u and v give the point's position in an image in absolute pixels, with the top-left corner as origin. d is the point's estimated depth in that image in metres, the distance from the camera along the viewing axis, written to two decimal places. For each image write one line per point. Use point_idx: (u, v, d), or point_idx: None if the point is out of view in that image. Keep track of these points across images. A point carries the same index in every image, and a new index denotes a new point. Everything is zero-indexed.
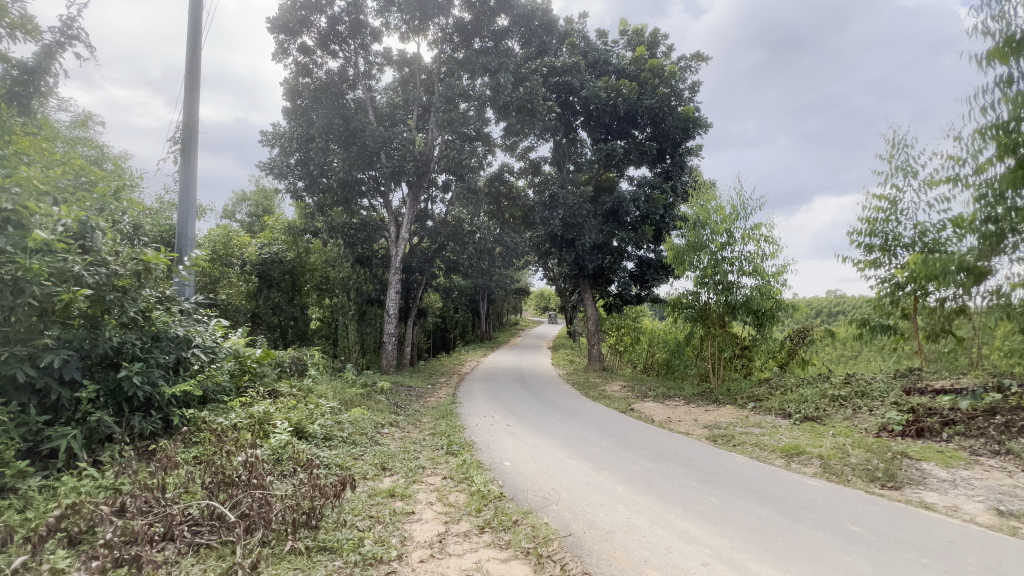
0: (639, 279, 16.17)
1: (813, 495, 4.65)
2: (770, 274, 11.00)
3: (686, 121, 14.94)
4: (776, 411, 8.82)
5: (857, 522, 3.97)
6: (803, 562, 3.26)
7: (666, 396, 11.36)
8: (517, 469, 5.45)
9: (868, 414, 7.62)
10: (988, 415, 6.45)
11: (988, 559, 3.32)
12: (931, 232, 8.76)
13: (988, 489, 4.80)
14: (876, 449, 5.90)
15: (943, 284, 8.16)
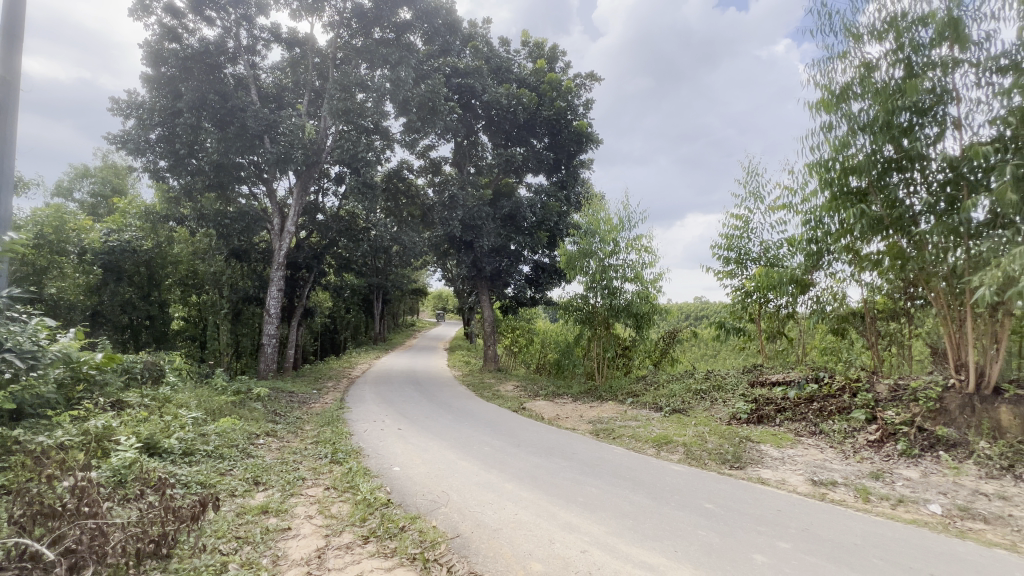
0: (533, 283, 16.73)
1: (676, 479, 5.22)
2: (648, 280, 12.11)
3: (581, 136, 15.87)
4: (650, 405, 9.74)
5: (711, 500, 4.54)
6: (666, 540, 3.63)
7: (555, 394, 11.95)
8: (407, 473, 5.31)
9: (722, 405, 8.78)
10: (808, 402, 7.78)
11: (805, 522, 4.01)
12: (772, 249, 10.32)
13: (807, 463, 5.82)
14: (727, 435, 6.82)
15: (778, 294, 9.72)
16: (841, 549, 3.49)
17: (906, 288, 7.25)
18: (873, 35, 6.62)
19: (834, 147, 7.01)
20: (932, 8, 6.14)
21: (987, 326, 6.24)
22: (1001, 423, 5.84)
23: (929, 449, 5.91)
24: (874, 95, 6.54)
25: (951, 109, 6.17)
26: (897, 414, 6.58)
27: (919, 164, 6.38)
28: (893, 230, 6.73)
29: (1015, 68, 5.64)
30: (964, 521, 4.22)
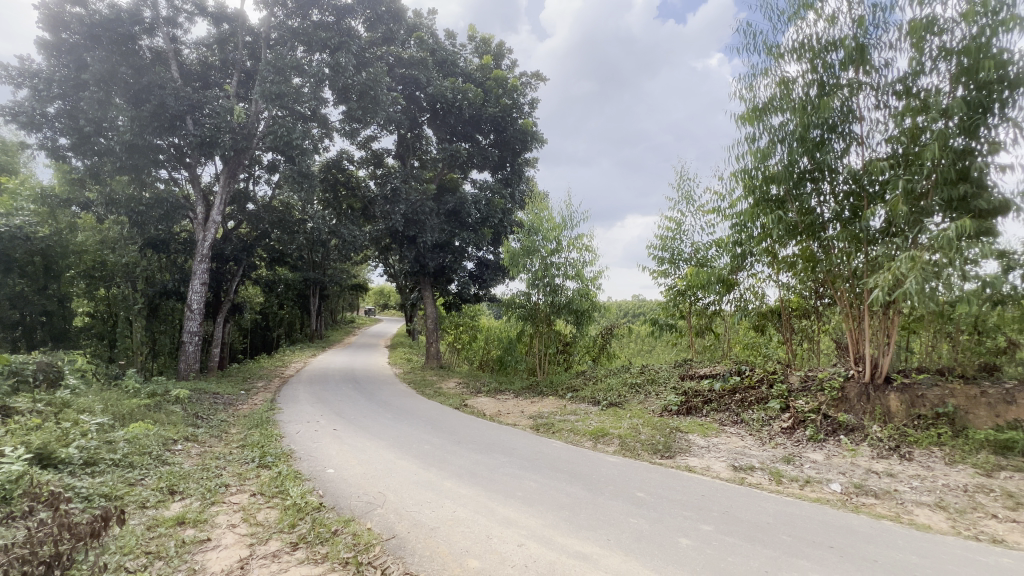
0: (477, 279, 16.67)
1: (611, 470, 5.42)
2: (589, 278, 12.44)
3: (526, 134, 15.98)
4: (588, 399, 10.04)
5: (642, 489, 4.75)
6: (599, 529, 3.76)
7: (497, 390, 12.00)
8: (341, 476, 5.10)
9: (655, 398, 9.22)
10: (731, 393, 8.36)
11: (726, 505, 4.31)
12: (702, 250, 10.94)
13: (729, 450, 6.26)
14: (658, 427, 7.18)
15: (706, 292, 10.34)
16: (757, 529, 3.78)
17: (815, 288, 7.96)
18: (792, 54, 7.18)
19: (757, 156, 7.55)
20: (842, 34, 6.77)
21: (881, 322, 7.01)
22: (891, 409, 6.60)
23: (832, 433, 6.56)
24: (793, 110, 7.12)
25: (855, 127, 6.84)
26: (806, 403, 7.24)
27: (829, 176, 7.01)
28: (805, 236, 7.36)
29: (908, 93, 6.35)
30: (858, 497, 4.72)
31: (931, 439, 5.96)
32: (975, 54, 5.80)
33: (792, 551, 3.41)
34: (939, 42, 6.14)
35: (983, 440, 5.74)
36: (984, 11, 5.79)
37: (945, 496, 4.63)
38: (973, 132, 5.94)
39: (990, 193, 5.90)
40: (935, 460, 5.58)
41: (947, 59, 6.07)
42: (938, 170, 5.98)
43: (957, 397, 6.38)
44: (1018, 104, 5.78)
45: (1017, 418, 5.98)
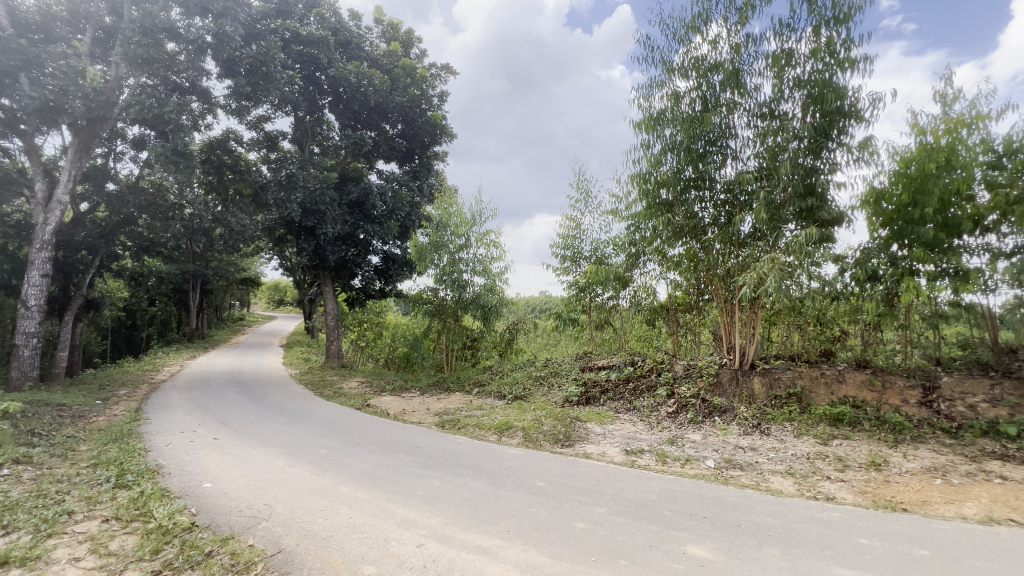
0: (382, 274, 16.03)
1: (513, 462, 5.54)
2: (495, 274, 12.58)
3: (436, 127, 15.82)
4: (494, 393, 10.16)
5: (542, 478, 4.91)
6: (500, 521, 3.81)
7: (403, 389, 11.67)
8: (220, 490, 4.58)
9: (558, 390, 9.63)
10: (625, 382, 8.99)
11: (618, 488, 4.61)
12: (603, 248, 11.60)
13: (622, 435, 6.72)
14: (560, 417, 7.49)
15: (605, 288, 10.99)
16: (644, 507, 4.10)
17: (697, 287, 8.79)
18: (681, 71, 7.85)
19: (651, 162, 8.15)
20: (722, 58, 7.56)
21: (747, 315, 8.00)
22: (754, 391, 7.57)
23: (708, 415, 7.35)
24: (681, 122, 7.80)
25: (731, 142, 7.69)
26: (688, 389, 8.04)
27: (709, 185, 7.83)
28: (689, 238, 8.06)
29: (771, 116, 7.28)
30: (727, 470, 5.34)
31: (784, 416, 6.94)
32: (822, 87, 6.83)
33: (673, 524, 3.74)
34: (795, 74, 7.12)
35: (821, 414, 6.82)
36: (827, 52, 6.85)
37: (793, 464, 5.41)
38: (818, 154, 7.00)
39: (829, 206, 7.00)
40: (786, 433, 6.51)
41: (800, 89, 7.05)
42: (792, 185, 6.96)
43: (803, 379, 7.50)
44: (850, 133, 6.92)
45: (846, 394, 7.17)
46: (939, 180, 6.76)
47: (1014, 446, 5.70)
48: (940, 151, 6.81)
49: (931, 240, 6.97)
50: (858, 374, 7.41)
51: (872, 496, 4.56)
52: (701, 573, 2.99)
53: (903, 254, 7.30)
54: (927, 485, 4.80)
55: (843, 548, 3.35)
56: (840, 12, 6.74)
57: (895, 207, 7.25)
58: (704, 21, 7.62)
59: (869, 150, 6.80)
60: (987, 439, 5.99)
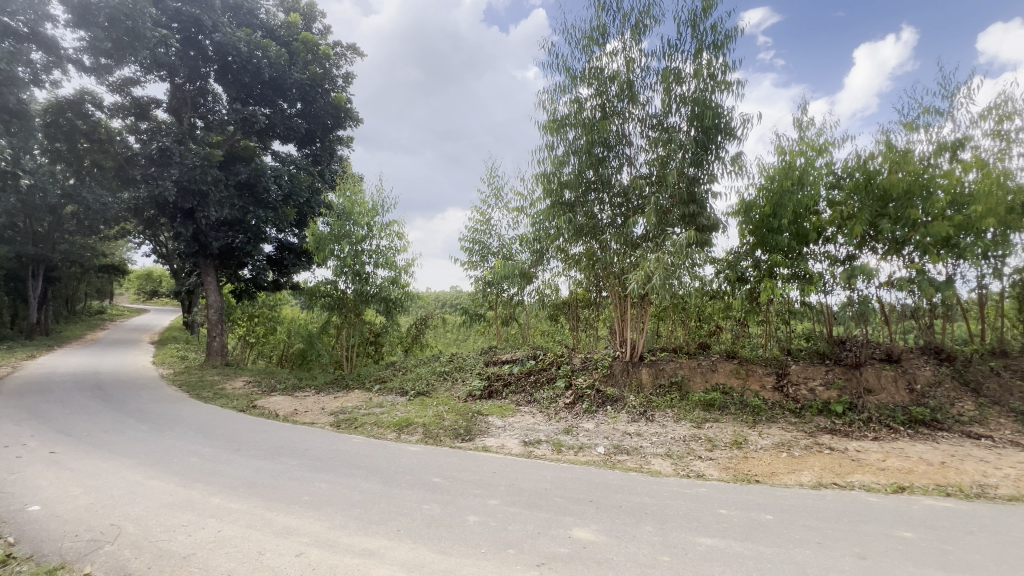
0: (276, 265, 14.75)
1: (410, 459, 5.40)
2: (401, 267, 12.19)
3: (338, 110, 14.91)
4: (396, 389, 9.87)
5: (438, 474, 4.86)
6: (390, 522, 3.68)
7: (296, 387, 10.87)
8: (51, 513, 3.87)
9: (461, 384, 9.64)
10: (527, 375, 9.25)
11: (513, 479, 4.71)
12: (509, 244, 11.79)
13: (521, 427, 6.89)
14: (462, 413, 7.47)
15: (510, 284, 11.22)
16: (535, 496, 4.22)
17: (595, 285, 9.25)
18: (584, 78, 8.19)
19: (555, 163, 8.42)
20: (619, 70, 8.03)
21: (637, 311, 8.64)
22: (642, 380, 8.24)
23: (601, 404, 7.81)
24: (582, 127, 8.16)
25: (626, 149, 8.20)
26: (584, 380, 8.50)
27: (607, 188, 8.29)
28: (589, 237, 8.47)
29: (661, 127, 7.87)
30: (616, 455, 5.72)
31: (666, 402, 7.62)
32: (703, 105, 7.55)
33: (561, 510, 3.90)
34: (681, 91, 7.78)
35: (697, 400, 7.59)
36: (707, 74, 7.58)
37: (671, 446, 5.94)
38: (700, 165, 7.72)
39: (707, 212, 7.81)
40: (667, 418, 7.14)
41: (685, 106, 7.73)
42: (678, 192, 7.65)
43: (683, 369, 8.29)
44: (726, 148, 7.73)
45: (718, 382, 8.06)
46: (794, 195, 7.82)
47: (841, 421, 6.83)
48: (794, 171, 7.90)
49: (787, 248, 8.04)
50: (728, 364, 8.36)
51: (734, 471, 5.16)
52: (584, 554, 3.14)
53: (765, 258, 8.36)
54: (776, 458, 5.56)
55: (706, 520, 3.73)
56: (719, 39, 7.49)
57: (760, 217, 8.27)
58: (603, 34, 8.03)
59: (741, 165, 7.66)
60: (822, 416, 7.10)
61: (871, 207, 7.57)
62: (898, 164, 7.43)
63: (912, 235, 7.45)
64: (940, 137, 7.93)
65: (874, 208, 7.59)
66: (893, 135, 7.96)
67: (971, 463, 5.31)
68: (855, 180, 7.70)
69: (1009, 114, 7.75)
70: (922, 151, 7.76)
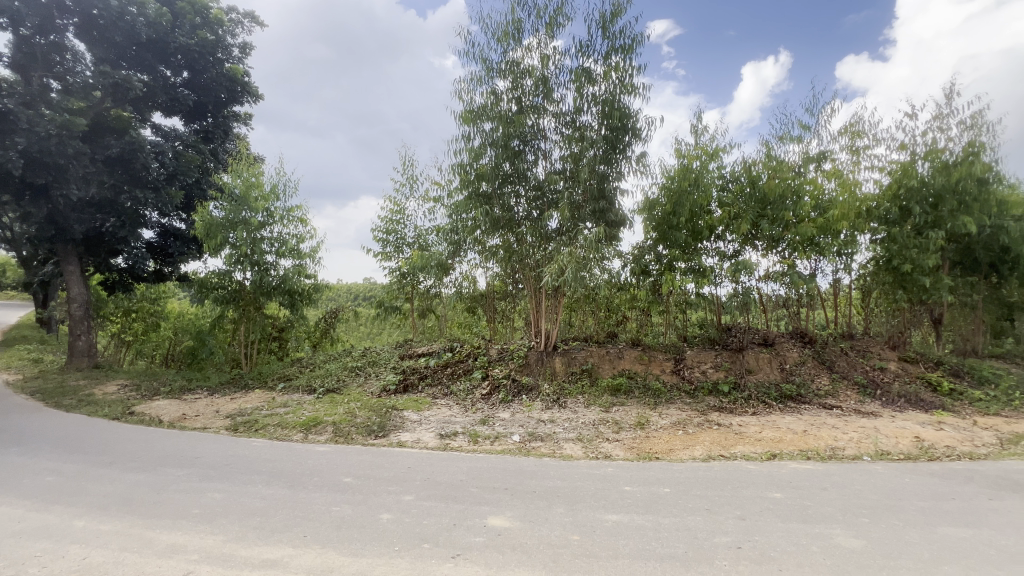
0: (158, 252, 13.10)
1: (318, 460, 5.11)
2: (306, 256, 11.41)
3: (234, 83, 13.56)
4: (303, 387, 9.28)
5: (349, 473, 4.65)
6: (295, 528, 3.45)
7: (185, 390, 9.76)
8: None
9: (375, 379, 9.32)
10: (443, 368, 9.17)
11: (429, 472, 4.65)
12: (425, 235, 11.57)
13: (437, 420, 6.83)
14: (375, 408, 7.22)
15: (426, 275, 11.01)
16: (451, 488, 4.21)
17: (511, 278, 9.31)
18: (500, 71, 8.22)
19: (471, 154, 8.36)
20: (534, 65, 8.16)
21: (552, 302, 8.95)
22: (555, 369, 8.57)
23: (517, 394, 7.99)
24: (498, 119, 8.20)
25: (541, 144, 8.39)
26: (500, 371, 8.65)
27: (523, 182, 8.44)
28: (505, 229, 8.57)
29: (574, 125, 8.17)
30: (530, 442, 5.89)
31: (577, 389, 8.00)
32: (611, 106, 7.96)
33: (476, 500, 3.93)
34: (593, 91, 8.12)
35: (605, 386, 8.06)
36: (616, 76, 7.98)
37: (582, 431, 6.25)
38: (610, 163, 8.15)
39: (616, 208, 8.28)
40: (579, 404, 7.50)
41: (596, 106, 8.09)
42: (589, 188, 8.02)
43: (593, 357, 8.76)
44: (632, 148, 8.21)
45: (625, 367, 8.62)
46: (690, 196, 8.53)
47: (727, 399, 7.66)
48: (690, 173, 8.61)
49: (684, 244, 8.78)
50: (632, 351, 8.98)
51: (637, 450, 5.56)
52: (498, 541, 3.20)
53: (666, 253, 9.07)
54: (673, 436, 6.08)
55: (613, 497, 3.99)
56: (626, 43, 7.90)
57: (661, 215, 8.92)
58: (518, 28, 8.10)
59: (645, 165, 8.19)
60: (712, 395, 7.90)
61: (753, 208, 8.53)
62: (775, 172, 8.46)
63: (785, 234, 8.51)
64: (808, 149, 9.11)
65: (755, 209, 8.54)
66: (772, 145, 9.00)
67: (825, 430, 6.25)
68: (741, 184, 8.61)
69: (858, 133, 9.12)
70: (794, 161, 8.86)
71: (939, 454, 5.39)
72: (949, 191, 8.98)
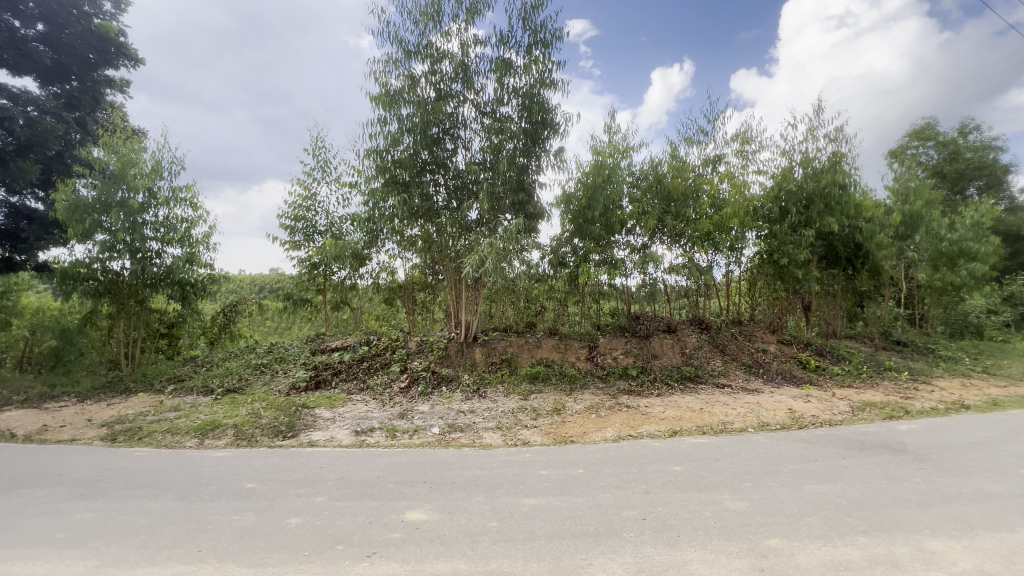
0: (5, 237, 11.08)
1: (216, 467, 4.67)
2: (198, 243, 10.29)
3: (107, 43, 11.76)
4: (197, 388, 8.40)
5: (253, 479, 4.31)
6: (188, 543, 3.14)
7: (46, 397, 8.38)
8: None
9: (283, 376, 8.70)
10: (359, 362, 8.80)
11: (343, 472, 4.45)
12: (338, 223, 10.97)
13: (352, 417, 6.55)
14: (282, 408, 6.75)
15: (340, 266, 10.44)
16: (366, 486, 4.07)
17: (431, 269, 9.18)
18: (418, 54, 7.97)
19: (387, 140, 8.04)
20: (453, 51, 8.01)
21: (471, 293, 8.97)
22: (475, 359, 8.62)
23: (437, 385, 7.92)
24: (416, 106, 7.96)
25: (461, 133, 8.29)
26: (420, 363, 8.51)
27: (442, 171, 8.31)
28: (424, 219, 8.39)
29: (494, 116, 8.18)
30: (450, 434, 5.87)
31: (497, 378, 8.12)
32: (531, 99, 8.07)
33: (394, 495, 3.84)
34: (514, 83, 8.17)
35: (524, 374, 8.27)
36: (536, 70, 8.09)
37: (501, 419, 6.36)
38: (530, 156, 8.28)
39: (534, 201, 8.44)
40: (498, 393, 7.61)
41: (516, 98, 8.16)
42: (508, 180, 8.11)
43: (512, 347, 8.94)
44: (550, 142, 8.40)
45: (542, 356, 8.89)
46: (605, 191, 8.96)
47: (635, 382, 8.22)
48: (605, 169, 9.03)
49: (598, 237, 9.21)
50: (549, 340, 9.30)
51: (554, 435, 5.78)
52: (416, 535, 3.16)
53: (581, 245, 9.43)
54: (587, 419, 6.40)
55: (530, 482, 4.11)
56: (546, 38, 8.04)
57: (577, 208, 9.23)
58: (438, 12, 7.90)
59: (563, 160, 8.43)
60: (622, 379, 8.44)
61: (659, 205, 9.14)
62: (678, 171, 9.15)
63: (686, 229, 9.27)
64: (706, 152, 9.96)
65: (662, 206, 9.16)
66: (676, 147, 9.72)
67: (718, 407, 6.95)
68: (649, 181, 9.19)
69: (747, 139, 10.14)
70: (696, 162, 9.65)
71: (806, 423, 6.24)
72: (818, 194, 10.32)
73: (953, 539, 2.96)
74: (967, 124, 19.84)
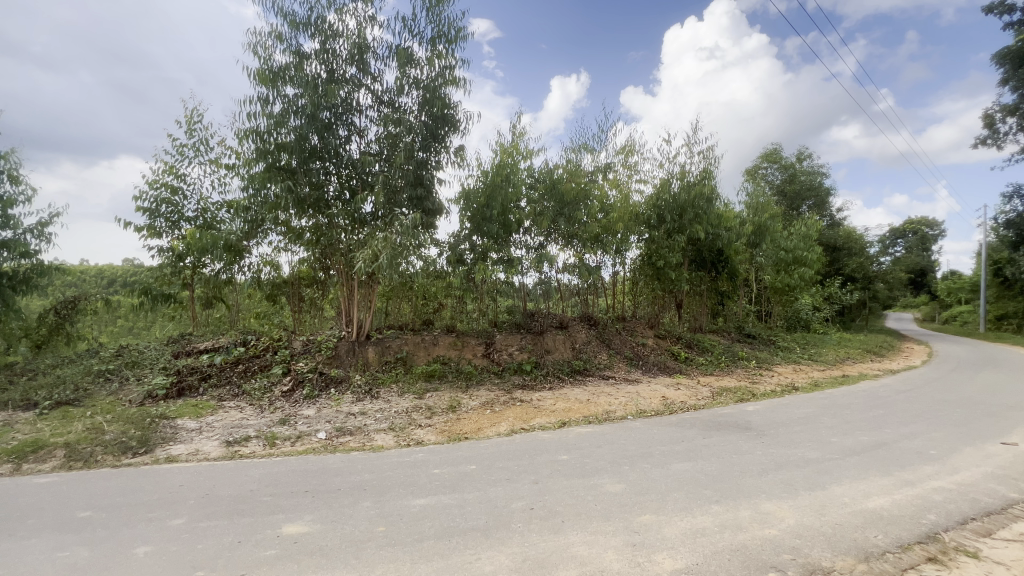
0: None
1: (36, 496, 3.86)
2: (17, 225, 8.42)
3: None
4: (12, 402, 6.85)
5: (88, 506, 3.64)
6: None
7: None
8: None
9: (135, 384, 7.49)
10: (233, 365, 7.92)
11: (207, 488, 3.97)
12: (211, 209, 9.75)
13: (223, 426, 5.86)
14: (133, 420, 5.82)
15: (211, 259, 9.27)
16: (235, 501, 3.67)
17: (320, 265, 8.59)
18: (308, 30, 7.40)
19: (270, 121, 7.34)
20: (348, 32, 7.57)
21: (365, 290, 8.55)
22: (368, 359, 8.24)
23: (324, 388, 7.42)
24: (304, 87, 7.38)
25: (355, 120, 7.85)
26: (305, 365, 7.91)
27: (333, 159, 7.79)
28: (312, 211, 7.80)
29: (392, 107, 7.89)
30: (337, 439, 5.53)
31: (391, 378, 7.86)
32: (432, 93, 7.92)
33: (269, 509, 3.53)
34: (415, 75, 7.96)
35: (420, 373, 8.12)
36: (438, 64, 7.96)
37: (394, 420, 6.16)
38: (429, 151, 8.10)
39: (433, 197, 8.28)
40: (392, 393, 7.36)
41: (416, 90, 7.95)
42: (405, 174, 7.85)
43: (408, 345, 8.72)
44: (451, 139, 8.31)
45: (438, 354, 8.80)
46: (503, 190, 9.11)
47: (529, 376, 8.52)
48: (503, 169, 9.16)
49: (496, 236, 9.35)
50: (446, 337, 9.22)
51: (449, 433, 5.75)
52: (294, 549, 2.93)
53: (480, 243, 9.47)
54: (481, 416, 6.47)
55: (421, 482, 4.04)
56: (449, 33, 7.94)
57: (477, 206, 9.25)
58: None
59: (462, 157, 8.41)
60: (517, 374, 8.69)
61: (555, 206, 9.53)
62: (572, 175, 9.63)
63: (578, 231, 9.80)
64: (597, 160, 10.64)
65: (557, 208, 9.56)
66: (572, 152, 10.22)
67: (603, 398, 7.47)
68: (546, 183, 9.53)
69: (632, 151, 11.03)
70: (589, 168, 10.25)
71: (675, 408, 6.98)
72: (689, 205, 11.57)
73: (783, 500, 3.52)
74: (803, 152, 23.66)
